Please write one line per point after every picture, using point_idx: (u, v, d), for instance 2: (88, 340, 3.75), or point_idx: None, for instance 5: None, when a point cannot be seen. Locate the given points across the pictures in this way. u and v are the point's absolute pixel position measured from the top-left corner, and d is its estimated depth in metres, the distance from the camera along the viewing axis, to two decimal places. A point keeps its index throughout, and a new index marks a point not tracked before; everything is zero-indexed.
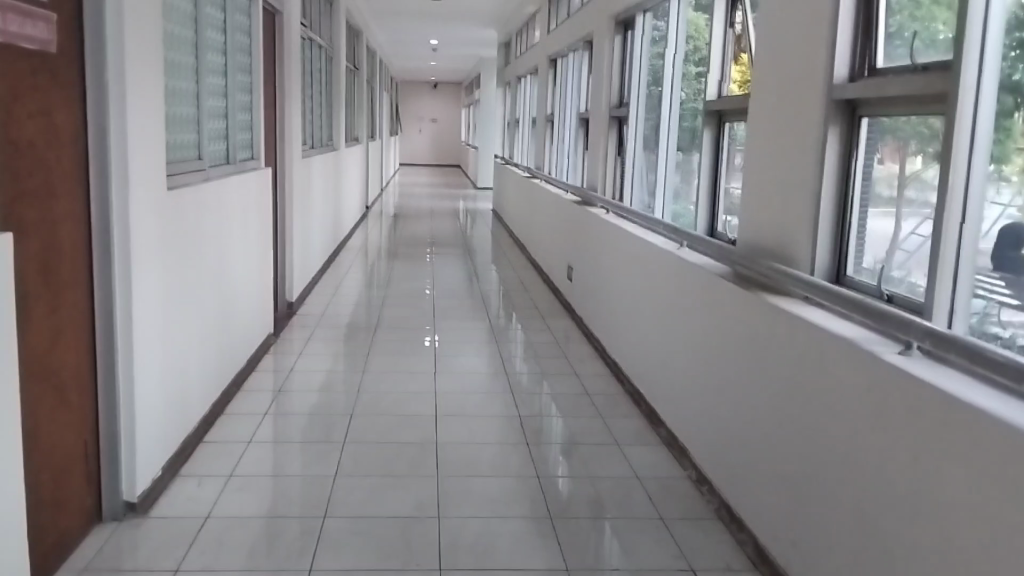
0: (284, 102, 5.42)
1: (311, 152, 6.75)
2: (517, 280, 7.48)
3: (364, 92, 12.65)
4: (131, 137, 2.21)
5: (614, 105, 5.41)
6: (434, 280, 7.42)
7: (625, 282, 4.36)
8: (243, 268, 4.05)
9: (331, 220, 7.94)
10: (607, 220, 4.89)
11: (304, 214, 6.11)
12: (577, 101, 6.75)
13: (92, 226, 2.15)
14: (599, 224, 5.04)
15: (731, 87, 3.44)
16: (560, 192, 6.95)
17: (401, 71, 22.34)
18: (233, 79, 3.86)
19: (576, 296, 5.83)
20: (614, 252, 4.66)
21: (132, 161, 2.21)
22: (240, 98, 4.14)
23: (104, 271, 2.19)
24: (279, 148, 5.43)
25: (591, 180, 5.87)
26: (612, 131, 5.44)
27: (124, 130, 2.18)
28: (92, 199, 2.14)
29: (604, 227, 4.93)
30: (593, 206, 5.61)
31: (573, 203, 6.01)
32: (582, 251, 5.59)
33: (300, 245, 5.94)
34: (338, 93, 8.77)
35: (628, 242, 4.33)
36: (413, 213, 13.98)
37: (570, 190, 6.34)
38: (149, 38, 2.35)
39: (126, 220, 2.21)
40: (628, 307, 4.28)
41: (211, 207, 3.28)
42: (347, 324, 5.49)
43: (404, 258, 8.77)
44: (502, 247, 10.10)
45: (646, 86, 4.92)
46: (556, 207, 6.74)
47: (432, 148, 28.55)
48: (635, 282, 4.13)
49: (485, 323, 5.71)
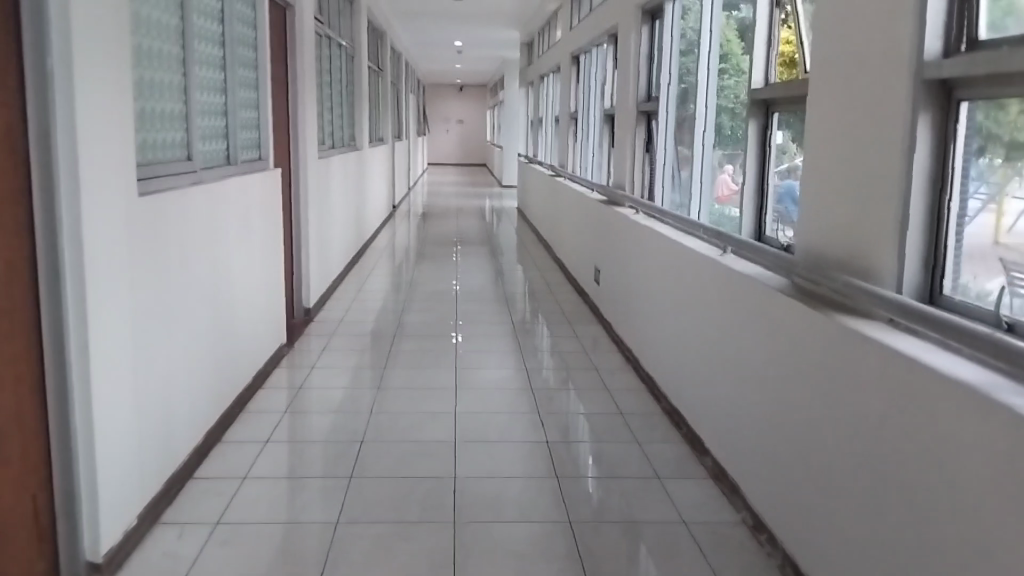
0: (299, 99, 5.05)
1: (330, 152, 6.41)
2: (542, 281, 7.11)
3: (388, 90, 12.32)
4: (83, 141, 1.91)
5: (641, 100, 4.86)
6: (458, 281, 7.06)
7: (660, 289, 3.98)
8: (248, 276, 3.73)
9: (353, 222, 7.61)
10: (638, 220, 4.50)
11: (323, 216, 5.76)
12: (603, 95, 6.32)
13: (36, 239, 1.84)
14: (629, 225, 4.64)
15: (780, 73, 3.04)
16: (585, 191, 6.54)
17: (425, 72, 22.06)
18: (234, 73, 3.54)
19: (604, 300, 5.44)
20: (647, 257, 4.28)
21: (84, 166, 1.90)
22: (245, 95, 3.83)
23: (52, 295, 1.88)
24: (295, 147, 5.07)
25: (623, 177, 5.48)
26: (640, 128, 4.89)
27: (75, 131, 1.88)
28: (36, 210, 1.84)
29: (635, 230, 4.52)
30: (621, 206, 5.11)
31: (599, 201, 5.61)
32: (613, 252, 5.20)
33: (320, 248, 5.60)
34: (359, 91, 8.45)
35: (663, 245, 3.94)
36: (438, 212, 13.65)
37: (597, 189, 5.93)
38: (110, 28, 2.05)
39: (79, 234, 1.90)
40: (664, 317, 3.89)
41: (196, 214, 2.94)
42: (370, 327, 5.12)
43: (427, 259, 8.43)
44: (528, 247, 9.73)
45: (671, 73, 4.51)
46: (582, 206, 6.35)
47: (457, 149, 28.28)
48: (672, 290, 3.74)
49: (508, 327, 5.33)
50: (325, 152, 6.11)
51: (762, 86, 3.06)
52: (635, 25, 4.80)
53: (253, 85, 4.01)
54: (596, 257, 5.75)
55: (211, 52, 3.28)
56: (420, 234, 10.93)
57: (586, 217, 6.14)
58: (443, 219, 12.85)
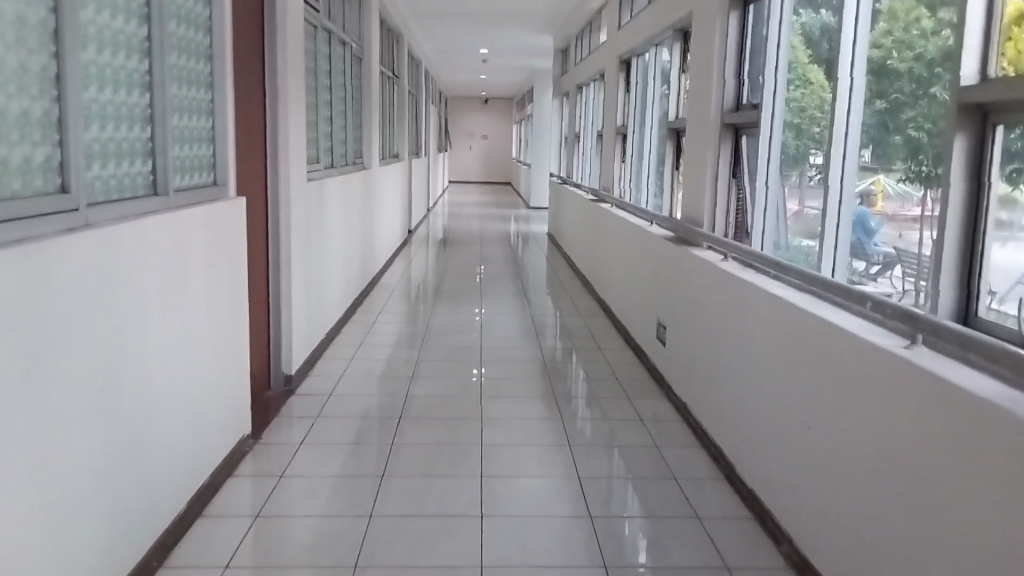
0: (281, 108, 4.01)
1: (328, 174, 5.39)
2: (579, 327, 5.97)
3: (405, 102, 11.27)
4: None
5: (726, 110, 3.70)
6: (483, 326, 5.94)
7: (758, 366, 2.86)
8: (184, 353, 2.66)
9: (358, 256, 6.58)
10: (715, 265, 3.39)
11: (314, 253, 4.71)
12: (663, 105, 5.21)
13: None
14: (704, 270, 3.52)
15: (1011, 64, 1.89)
16: (639, 221, 5.40)
17: (450, 85, 21.13)
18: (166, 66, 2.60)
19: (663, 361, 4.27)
20: (732, 317, 3.16)
21: None
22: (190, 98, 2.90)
23: None
24: (275, 168, 4.02)
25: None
26: (725, 146, 3.72)
27: None
28: None
29: (717, 282, 3.34)
30: (695, 245, 3.93)
31: (660, 236, 4.47)
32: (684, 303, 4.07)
33: (308, 293, 4.54)
34: (369, 100, 7.37)
35: (762, 303, 2.83)
36: (461, 237, 12.58)
37: (655, 219, 4.77)
38: None
39: None
40: (766, 408, 2.77)
41: (54, 286, 1.85)
42: (371, 397, 4.01)
43: (448, 296, 7.34)
44: (561, 281, 8.60)
45: (763, 71, 3.40)
46: (634, 240, 5.22)
47: (482, 165, 27.35)
48: (783, 374, 2.63)
49: (546, 393, 4.18)
50: (319, 174, 5.08)
51: (982, 86, 1.92)
52: (721, 10, 3.64)
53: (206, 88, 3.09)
54: (651, 304, 4.63)
55: (123, 34, 2.34)
56: (440, 263, 9.87)
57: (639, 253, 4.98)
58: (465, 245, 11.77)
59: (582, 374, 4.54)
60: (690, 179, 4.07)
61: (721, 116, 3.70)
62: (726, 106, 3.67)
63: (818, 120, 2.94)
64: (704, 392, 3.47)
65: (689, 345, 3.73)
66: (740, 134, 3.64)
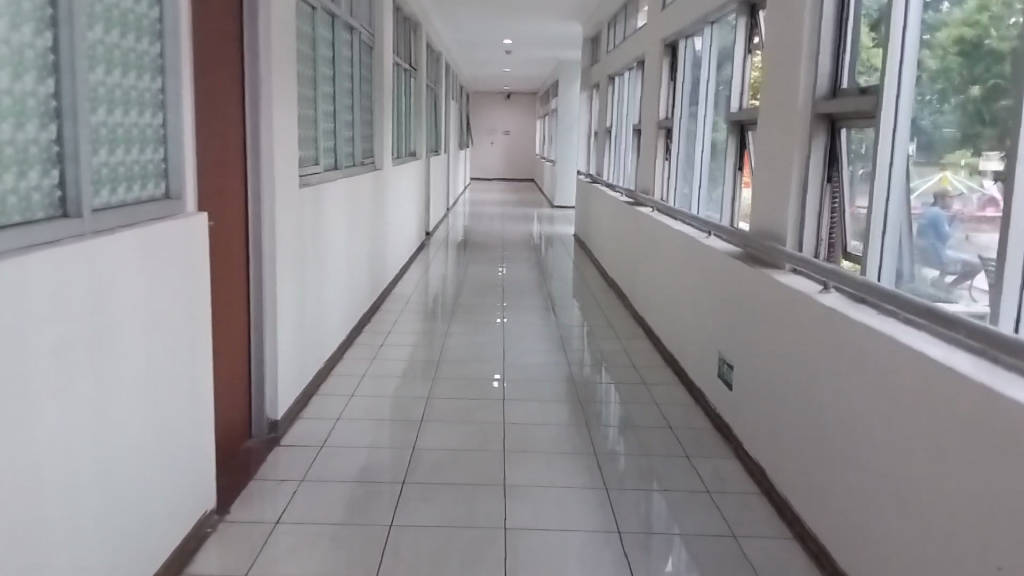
0: (263, 100, 3.31)
1: (330, 178, 4.70)
2: (616, 354, 5.24)
3: (423, 96, 10.56)
4: None
5: (822, 99, 3.03)
6: (506, 350, 5.22)
7: (884, 441, 2.13)
8: (91, 437, 1.97)
9: (365, 268, 5.91)
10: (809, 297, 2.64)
11: (308, 272, 4.01)
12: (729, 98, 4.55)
13: None
14: (790, 302, 2.79)
15: None
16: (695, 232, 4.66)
17: (470, 79, 20.41)
18: (76, 43, 1.93)
19: (728, 407, 3.52)
20: (835, 371, 2.41)
21: None
22: (118, 88, 2.22)
23: None
24: (258, 174, 3.32)
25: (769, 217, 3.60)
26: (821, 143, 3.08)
27: None
28: None
29: (811, 323, 2.60)
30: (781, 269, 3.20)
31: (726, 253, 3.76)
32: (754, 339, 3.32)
33: (301, 320, 3.85)
34: (381, 93, 6.67)
35: (890, 358, 2.09)
36: (483, 240, 11.88)
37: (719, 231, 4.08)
38: None
39: None
40: (899, 506, 2.03)
41: None
42: (370, 451, 3.30)
43: (467, 311, 6.64)
44: (592, 291, 7.87)
45: (864, 46, 2.83)
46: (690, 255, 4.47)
47: (504, 162, 26.63)
48: (932, 465, 1.89)
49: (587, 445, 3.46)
50: (319, 178, 4.40)
51: None
52: None
53: (154, 78, 2.45)
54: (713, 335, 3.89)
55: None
56: (460, 269, 9.17)
57: (696, 272, 4.26)
58: (486, 248, 11.05)
59: (627, 420, 3.81)
60: (771, 183, 3.40)
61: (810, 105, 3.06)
62: (817, 92, 3.02)
63: (953, 109, 2.29)
64: (793, 464, 2.72)
65: (768, 398, 2.98)
66: (841, 128, 3.00)
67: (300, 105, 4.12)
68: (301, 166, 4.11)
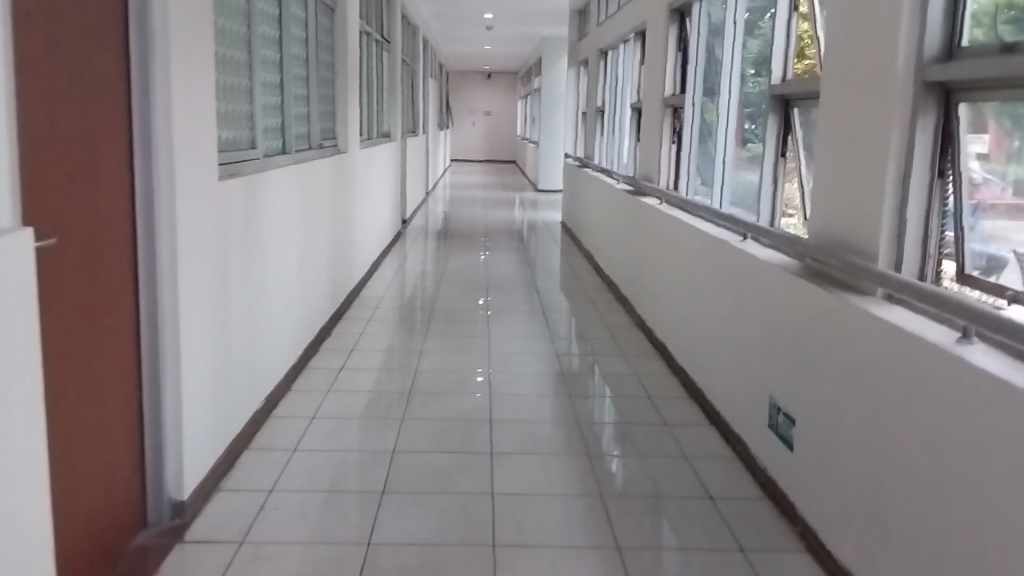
0: (156, 54, 2.31)
1: (273, 165, 3.76)
2: (627, 381, 4.34)
3: (398, 71, 9.58)
4: None
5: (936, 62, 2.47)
6: (495, 372, 4.37)
7: None
8: None
9: (324, 271, 4.96)
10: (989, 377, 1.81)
11: (234, 291, 3.07)
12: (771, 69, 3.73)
13: None
14: (944, 379, 1.98)
15: None
16: (728, 235, 3.78)
17: (448, 57, 19.41)
18: None
19: (806, 484, 2.73)
20: None
21: None
22: None
23: None
24: (152, 159, 2.33)
25: (858, 221, 2.72)
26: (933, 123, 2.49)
27: None
28: None
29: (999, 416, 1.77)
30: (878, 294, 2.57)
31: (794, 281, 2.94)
32: (848, 390, 2.47)
33: (226, 354, 2.91)
34: (346, 64, 5.73)
35: None
36: (464, 228, 10.94)
37: (775, 238, 3.26)
38: None
39: None
40: None
41: None
42: (307, 542, 2.46)
43: (446, 318, 5.74)
44: (587, 290, 7.04)
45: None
46: (730, 264, 3.61)
47: (484, 144, 25.66)
48: None
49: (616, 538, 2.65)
50: (256, 165, 3.47)
51: None
52: None
53: None
54: (779, 371, 3.02)
55: None
56: (439, 264, 8.23)
57: (743, 293, 3.44)
58: (467, 238, 10.15)
59: (660, 494, 3.01)
60: (854, 175, 2.78)
61: (915, 70, 2.51)
62: (928, 54, 2.47)
63: None
64: None
65: (895, 500, 2.20)
66: (961, 106, 2.43)
67: (223, 73, 3.16)
68: (225, 153, 3.16)
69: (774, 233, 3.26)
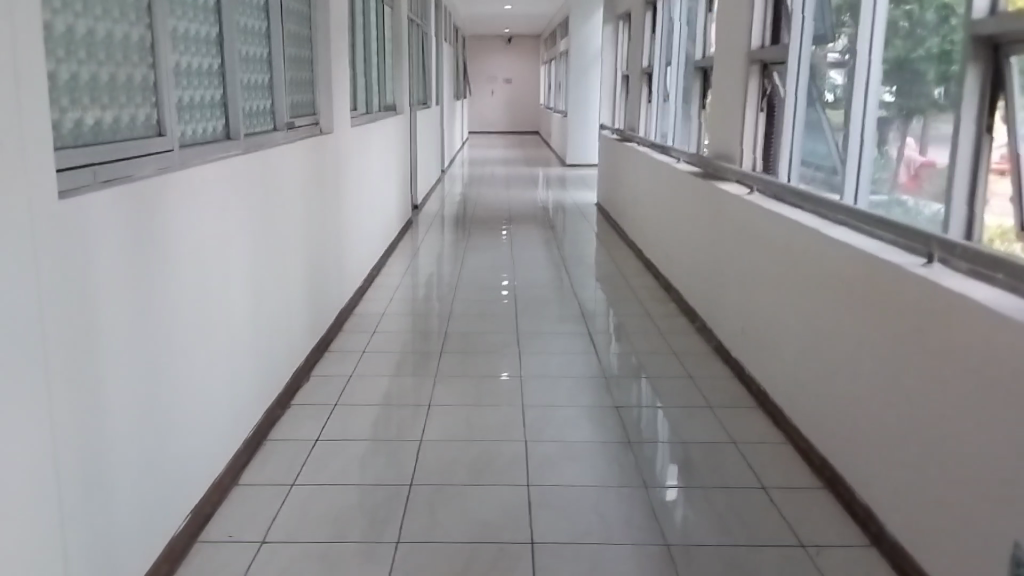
0: None
1: (198, 157, 2.61)
2: (714, 445, 3.20)
3: (404, 33, 8.30)
4: None
5: None
6: (532, 434, 3.22)
7: None
8: None
9: (298, 295, 3.82)
10: None
11: (107, 368, 1.98)
12: None
13: None
14: None
15: None
16: (898, 254, 2.56)
17: (466, 20, 18.02)
18: None
19: None
20: None
21: None
22: None
23: None
24: None
25: None
26: None
27: None
28: None
29: None
30: None
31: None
32: None
33: (79, 475, 1.84)
34: (329, 19, 4.51)
35: None
36: (485, 211, 9.73)
37: (989, 267, 2.04)
38: None
39: None
40: None
41: None
42: None
43: (465, 339, 4.59)
44: (637, 289, 5.85)
45: None
46: (889, 298, 2.43)
47: (505, 114, 24.31)
48: None
49: None
50: (150, 162, 2.28)
51: None
52: None
53: None
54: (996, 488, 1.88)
55: None
56: (458, 258, 7.06)
57: (921, 348, 2.24)
58: (488, 222, 8.95)
59: None
60: None
61: None
62: None
63: None
64: None
65: None
66: None
67: (76, 17, 1.97)
68: (86, 145, 2.01)
69: (985, 256, 2.05)
